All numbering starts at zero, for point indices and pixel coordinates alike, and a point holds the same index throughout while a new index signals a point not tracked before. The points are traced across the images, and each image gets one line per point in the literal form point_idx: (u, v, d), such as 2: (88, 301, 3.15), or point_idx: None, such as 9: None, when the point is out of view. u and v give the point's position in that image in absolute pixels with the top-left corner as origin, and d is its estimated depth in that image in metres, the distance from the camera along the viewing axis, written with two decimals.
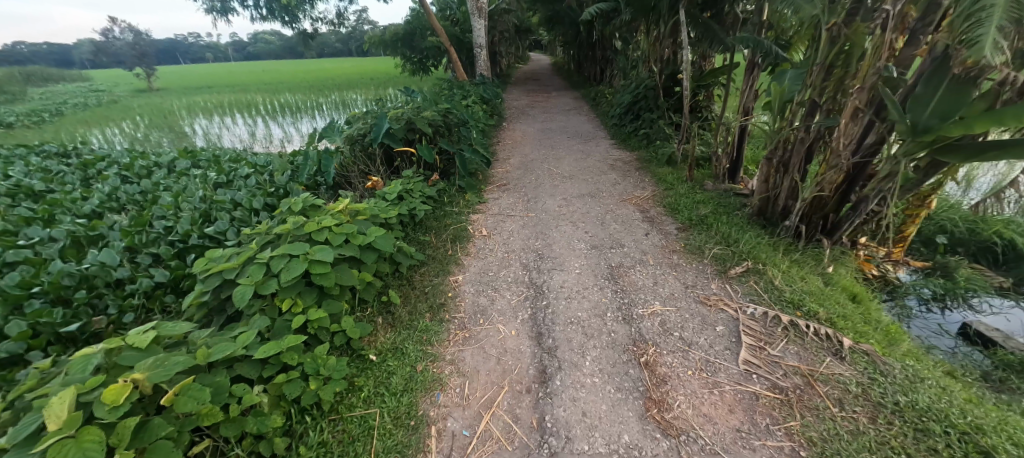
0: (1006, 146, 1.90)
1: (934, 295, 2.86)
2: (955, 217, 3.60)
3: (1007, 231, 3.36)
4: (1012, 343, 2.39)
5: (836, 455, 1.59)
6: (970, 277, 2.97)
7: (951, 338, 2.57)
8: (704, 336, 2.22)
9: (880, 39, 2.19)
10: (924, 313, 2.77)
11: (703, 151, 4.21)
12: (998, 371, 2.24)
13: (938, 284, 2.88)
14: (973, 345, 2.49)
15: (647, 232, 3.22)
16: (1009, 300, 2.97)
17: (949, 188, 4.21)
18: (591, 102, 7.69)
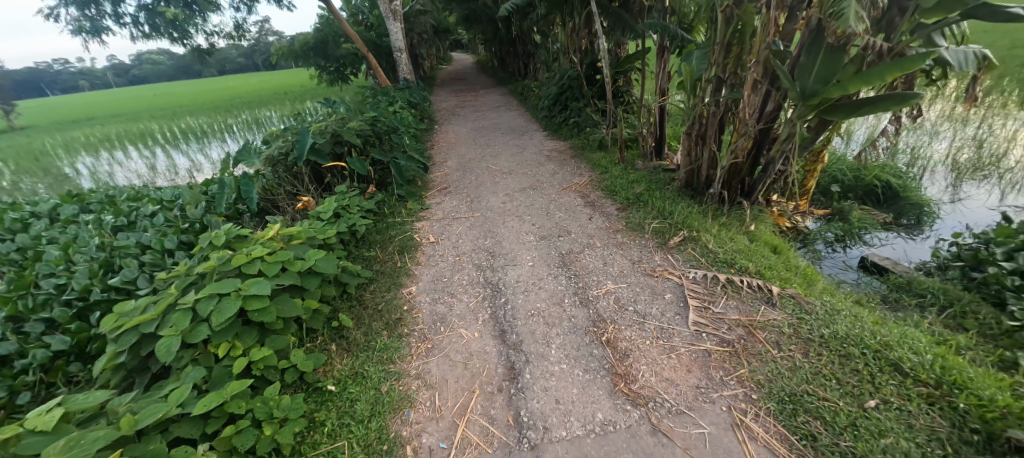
0: (877, 101, 2.20)
1: (837, 237, 3.26)
2: (843, 167, 4.07)
3: (883, 174, 3.88)
4: (896, 267, 2.73)
5: (781, 392, 1.77)
6: (861, 217, 3.41)
7: (854, 272, 2.89)
8: (655, 305, 2.34)
9: (766, 17, 2.44)
10: (831, 253, 3.15)
11: (629, 133, 4.45)
12: (891, 292, 2.55)
13: (838, 226, 3.31)
14: (871, 274, 2.82)
15: (591, 216, 3.34)
16: (892, 231, 3.46)
17: (837, 141, 4.82)
18: (519, 97, 7.82)
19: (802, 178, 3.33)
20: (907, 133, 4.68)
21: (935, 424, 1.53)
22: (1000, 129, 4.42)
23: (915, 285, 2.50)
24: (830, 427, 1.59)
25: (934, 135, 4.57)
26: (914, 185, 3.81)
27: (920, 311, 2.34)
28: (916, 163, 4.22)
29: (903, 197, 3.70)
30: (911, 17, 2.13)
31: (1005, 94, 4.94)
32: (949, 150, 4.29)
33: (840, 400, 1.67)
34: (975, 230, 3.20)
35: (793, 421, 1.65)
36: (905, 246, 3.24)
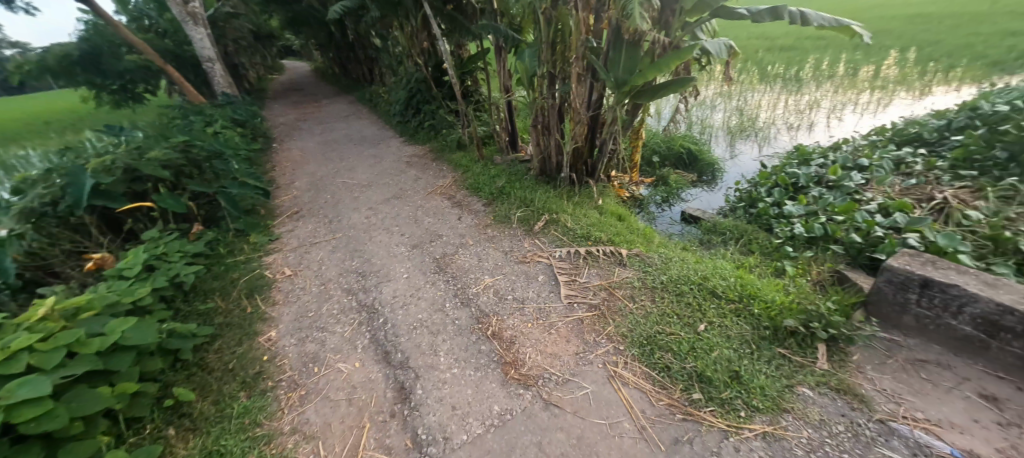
0: (668, 85, 2.70)
1: (661, 199, 3.90)
2: (658, 141, 4.85)
3: (685, 143, 4.72)
4: (704, 215, 3.37)
5: (641, 337, 2.06)
6: (677, 180, 4.16)
7: (679, 225, 3.42)
8: (531, 288, 2.48)
9: (577, 18, 2.72)
10: (661, 213, 3.69)
11: (484, 130, 4.61)
12: (704, 236, 3.07)
13: (661, 191, 3.98)
14: (689, 225, 3.37)
15: (460, 216, 3.35)
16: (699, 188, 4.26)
17: (650, 119, 5.82)
18: (369, 104, 7.40)
19: (629, 154, 3.91)
20: (695, 108, 5.87)
21: (743, 330, 1.98)
22: (749, 100, 5.90)
23: (717, 227, 3.04)
24: (677, 356, 1.92)
25: (712, 107, 5.87)
26: (705, 149, 4.70)
27: (723, 244, 2.88)
28: (704, 131, 5.29)
29: (699, 158, 4.53)
30: (678, 16, 2.62)
31: (748, 75, 6.62)
32: (723, 119, 5.52)
33: (681, 331, 2.03)
34: (746, 177, 4.16)
35: (652, 359, 1.94)
36: (706, 198, 4.03)
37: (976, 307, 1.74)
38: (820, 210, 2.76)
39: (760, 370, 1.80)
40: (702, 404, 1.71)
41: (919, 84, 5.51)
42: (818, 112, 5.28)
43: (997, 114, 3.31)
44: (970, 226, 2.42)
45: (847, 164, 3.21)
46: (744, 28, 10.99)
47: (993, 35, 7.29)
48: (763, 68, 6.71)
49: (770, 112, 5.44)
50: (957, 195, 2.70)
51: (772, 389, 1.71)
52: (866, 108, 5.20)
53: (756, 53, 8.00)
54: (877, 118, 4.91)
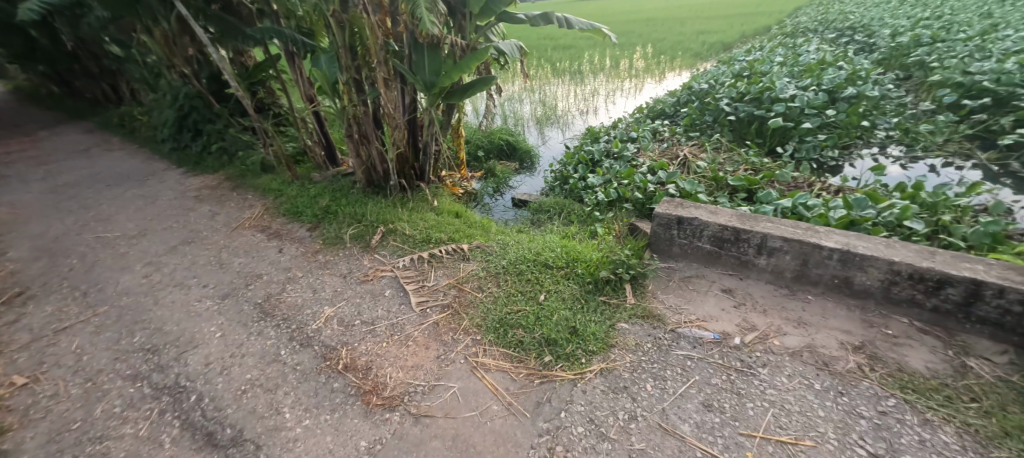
0: (474, 84, 2.87)
1: (493, 189, 4.09)
2: (480, 136, 4.82)
3: (506, 134, 4.86)
4: (530, 197, 3.74)
5: (493, 322, 2.17)
6: (503, 170, 4.36)
7: (512, 209, 3.71)
8: (379, 307, 2.35)
9: (371, 22, 2.57)
10: (496, 202, 3.91)
11: (293, 147, 4.13)
12: (534, 216, 3.40)
13: (491, 182, 4.15)
14: (520, 207, 3.69)
15: (280, 247, 2.91)
16: (522, 174, 4.53)
17: (466, 114, 5.96)
18: (121, 130, 5.68)
19: (454, 152, 4.04)
20: (505, 103, 6.15)
21: (573, 290, 2.30)
22: (548, 93, 6.61)
23: (543, 205, 3.43)
24: (527, 329, 2.09)
25: (517, 99, 6.36)
26: (522, 139, 4.94)
27: (549, 220, 3.26)
28: (518, 124, 5.60)
29: (517, 147, 4.74)
30: (469, 21, 2.79)
31: (543, 70, 7.58)
32: (531, 111, 5.98)
33: (526, 305, 2.22)
34: (558, 159, 4.59)
35: (506, 340, 2.06)
36: (530, 182, 4.37)
37: (709, 230, 2.39)
38: (613, 178, 3.39)
39: (590, 319, 2.12)
40: (554, 364, 1.91)
41: (657, 71, 7.29)
42: (599, 99, 6.44)
43: (702, 90, 4.83)
44: (701, 172, 3.30)
45: (623, 137, 4.04)
46: (534, 31, 12.55)
47: (688, 36, 10.25)
48: (553, 64, 7.80)
49: (566, 100, 6.35)
50: (690, 151, 3.70)
51: (601, 331, 2.04)
52: (629, 94, 6.64)
53: (546, 51, 9.24)
54: (635, 100, 6.41)
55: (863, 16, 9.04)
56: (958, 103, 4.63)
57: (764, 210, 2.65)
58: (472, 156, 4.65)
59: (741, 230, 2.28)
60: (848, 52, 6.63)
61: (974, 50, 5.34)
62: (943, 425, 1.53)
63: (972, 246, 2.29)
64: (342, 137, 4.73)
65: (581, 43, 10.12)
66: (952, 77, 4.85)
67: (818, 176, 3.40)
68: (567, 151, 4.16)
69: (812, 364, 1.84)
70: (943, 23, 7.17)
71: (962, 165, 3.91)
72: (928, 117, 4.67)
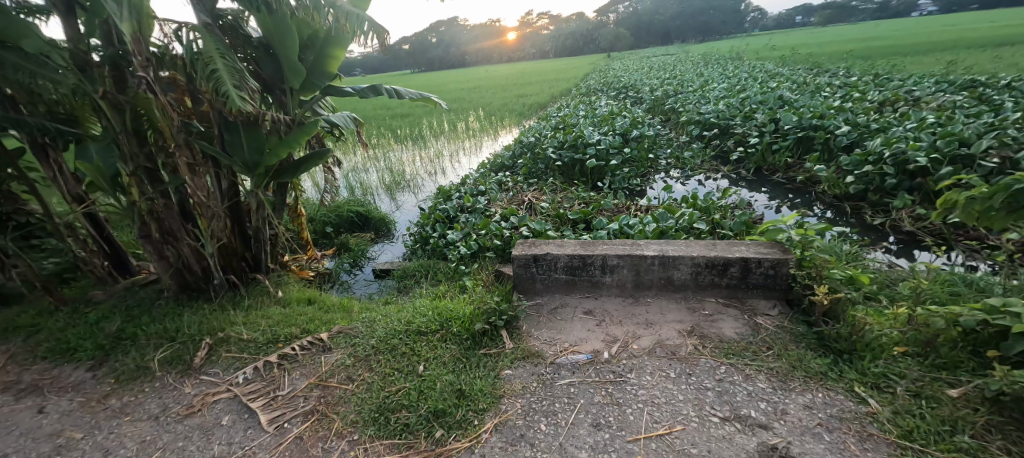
0: (308, 159, 2.67)
1: (351, 265, 3.79)
2: (325, 211, 4.54)
3: (354, 204, 4.67)
4: (393, 265, 3.57)
5: (373, 412, 1.89)
6: (357, 242, 4.11)
7: (374, 282, 3.48)
8: (215, 441, 1.80)
9: (160, 103, 2.19)
10: (355, 278, 3.61)
11: (55, 263, 3.09)
12: (400, 283, 3.26)
13: (347, 257, 3.84)
14: (383, 278, 3.49)
15: (39, 405, 2.05)
16: (381, 243, 4.35)
17: (304, 191, 5.49)
18: None
19: (297, 233, 3.63)
20: (349, 174, 5.92)
21: (454, 351, 2.22)
22: (394, 160, 6.66)
23: (407, 271, 3.34)
24: (411, 407, 1.88)
25: (362, 168, 6.19)
26: (373, 208, 4.74)
27: (416, 285, 3.15)
28: (367, 192, 5.40)
29: (370, 217, 4.53)
30: (291, 96, 2.68)
31: (385, 138, 7.66)
32: (378, 179, 5.87)
33: (406, 382, 2.03)
34: (415, 221, 4.59)
35: (389, 429, 1.79)
36: (391, 250, 4.18)
37: (561, 261, 2.66)
38: (470, 230, 3.52)
39: (475, 376, 2.06)
40: (447, 437, 1.73)
41: (493, 130, 8.16)
42: (444, 160, 6.78)
43: (531, 142, 5.57)
44: (546, 212, 3.71)
45: (474, 191, 4.30)
46: (371, 103, 12.74)
47: (512, 99, 11.89)
48: (394, 132, 7.97)
49: (414, 163, 6.50)
50: (533, 196, 4.15)
51: (488, 386, 2.00)
52: (471, 152, 7.19)
53: (386, 120, 9.44)
54: (478, 157, 6.98)
55: (630, 78, 12.04)
56: (701, 135, 6.45)
57: (600, 235, 3.11)
58: (319, 233, 4.26)
59: (586, 255, 2.61)
60: (627, 105, 8.65)
61: (698, 99, 7.60)
62: (757, 375, 1.94)
63: (736, 233, 3.05)
64: (135, 239, 3.77)
65: (419, 111, 10.67)
66: (693, 117, 6.76)
67: (631, 201, 4.19)
68: (423, 212, 4.19)
69: (665, 357, 2.15)
70: (677, 82, 10.09)
71: (717, 178, 5.37)
72: (687, 146, 6.32)
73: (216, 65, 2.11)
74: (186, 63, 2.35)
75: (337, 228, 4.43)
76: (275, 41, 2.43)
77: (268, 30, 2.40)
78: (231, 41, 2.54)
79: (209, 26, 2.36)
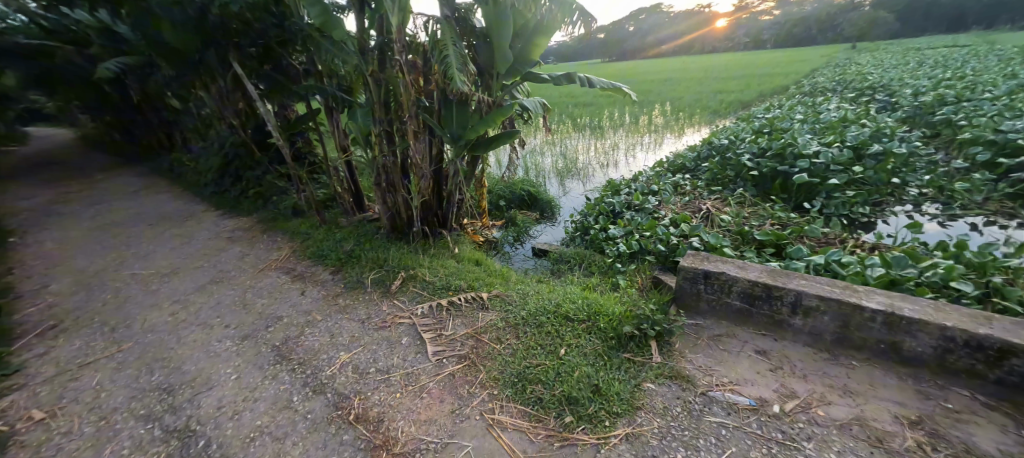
0: (499, 137, 2.96)
1: (514, 238, 4.12)
2: (502, 186, 5.02)
3: (526, 184, 5.04)
4: (551, 247, 3.73)
5: (512, 376, 2.04)
6: (523, 219, 4.43)
7: (531, 259, 3.70)
8: (395, 354, 2.25)
9: (405, 80, 2.76)
10: (515, 251, 3.92)
11: (325, 193, 4.31)
12: (553, 266, 3.40)
13: (512, 231, 4.20)
14: (540, 257, 3.69)
15: (302, 290, 2.92)
16: (543, 224, 4.59)
17: (489, 165, 6.19)
18: (168, 174, 6.02)
19: (477, 201, 4.12)
20: (528, 156, 6.40)
21: (595, 345, 2.19)
22: (570, 147, 6.92)
23: (562, 255, 3.45)
24: (547, 385, 1.96)
25: (541, 152, 6.68)
26: (543, 190, 5.03)
27: (569, 271, 3.22)
28: (540, 175, 5.75)
29: (539, 198, 4.83)
30: (496, 80, 3.00)
31: (564, 126, 7.94)
32: (552, 163, 6.16)
33: (546, 359, 2.11)
34: (579, 209, 4.67)
35: (524, 396, 1.91)
36: (551, 232, 4.37)
37: (739, 285, 2.30)
38: (634, 230, 3.38)
39: (613, 377, 2.00)
40: (576, 425, 1.74)
41: (676, 127, 7.54)
42: (619, 153, 6.65)
43: (723, 146, 4.90)
44: (726, 226, 3.27)
45: (644, 190, 4.08)
46: (556, 90, 13.36)
47: (707, 95, 10.66)
48: (574, 120, 8.17)
49: (587, 154, 6.58)
50: (713, 205, 3.69)
51: (625, 392, 1.91)
52: (648, 148, 6.82)
53: (568, 107, 9.77)
54: (655, 154, 6.58)
55: (881, 77, 9.22)
56: (993, 162, 4.49)
57: (796, 266, 2.56)
58: (493, 205, 4.78)
59: (773, 286, 2.19)
60: (869, 110, 6.71)
61: (1001, 110, 5.31)
62: None
63: None
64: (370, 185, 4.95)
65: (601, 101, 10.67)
66: (983, 136, 4.79)
67: (849, 232, 3.34)
68: (589, 202, 4.23)
69: (865, 440, 1.64)
70: (963, 83, 7.23)
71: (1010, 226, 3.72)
72: (963, 174, 4.52)
73: (449, 50, 2.51)
74: (426, 48, 2.89)
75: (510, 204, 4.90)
76: (494, 30, 2.73)
77: (491, 21, 2.71)
78: (461, 31, 2.97)
79: (448, 18, 2.79)
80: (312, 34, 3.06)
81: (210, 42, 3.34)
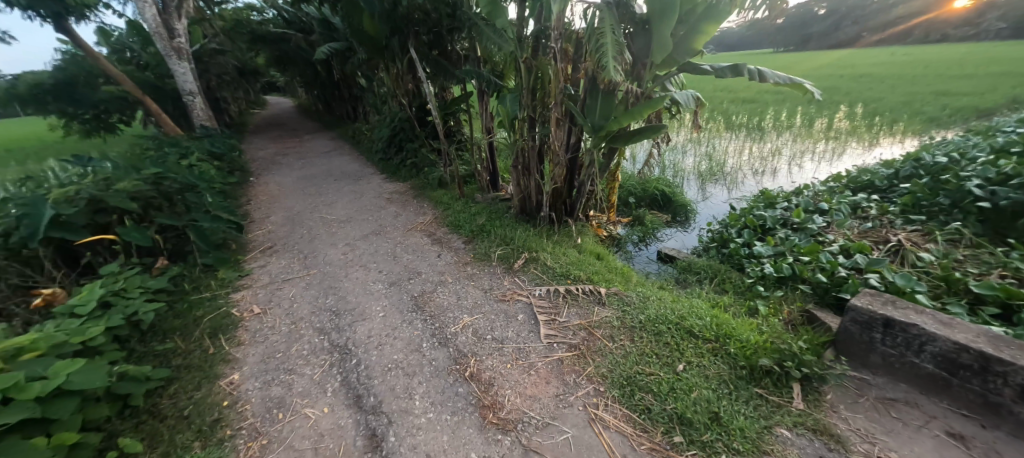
0: (643, 131, 2.83)
1: (639, 238, 3.97)
2: (633, 183, 4.84)
3: (660, 184, 4.76)
4: (680, 254, 3.47)
5: (621, 378, 1.99)
6: (652, 219, 4.21)
7: (655, 263, 3.51)
8: (511, 328, 2.40)
9: (555, 68, 2.87)
10: (638, 252, 3.78)
11: (466, 169, 4.74)
12: (680, 275, 3.18)
13: (638, 230, 4.03)
14: (666, 263, 3.47)
15: (439, 253, 3.30)
16: (673, 228, 4.30)
17: (624, 160, 5.99)
18: (351, 140, 7.41)
19: (607, 195, 4.04)
20: (667, 153, 6.19)
21: (721, 370, 1.98)
22: (718, 148, 6.29)
23: (692, 265, 3.19)
24: (658, 396, 1.85)
25: (683, 152, 6.23)
26: (679, 192, 4.74)
27: (699, 284, 2.97)
28: (677, 175, 5.48)
29: (673, 200, 4.56)
30: (649, 70, 2.86)
31: (715, 125, 7.17)
32: (693, 164, 5.80)
33: (661, 371, 1.99)
34: (719, 218, 4.22)
35: (631, 401, 1.85)
36: (681, 238, 4.07)
37: (934, 344, 1.81)
38: (787, 251, 2.93)
39: (738, 411, 1.76)
40: (684, 447, 1.62)
41: (866, 135, 6.08)
42: (781, 160, 5.74)
43: (937, 165, 3.76)
44: (922, 267, 2.60)
45: (809, 208, 3.46)
46: (709, 82, 12.01)
47: (927, 93, 8.21)
48: (728, 119, 7.30)
49: (738, 158, 5.83)
50: (910, 238, 2.93)
51: (751, 431, 1.67)
52: (820, 158, 5.70)
53: (722, 104, 8.72)
54: (830, 166, 5.46)
55: None
56: None
57: None
58: (622, 201, 4.69)
59: (994, 357, 1.66)
60: None
61: None
62: None
63: None
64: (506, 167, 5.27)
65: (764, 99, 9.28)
66: None
67: None
68: (733, 212, 3.79)
69: None
70: None
71: None
72: None
73: (606, 38, 2.46)
74: (580, 36, 2.89)
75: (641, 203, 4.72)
76: (656, 17, 2.59)
77: (654, 7, 2.57)
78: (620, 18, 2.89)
79: (609, 5, 2.74)
80: (477, 23, 3.35)
81: (396, 30, 3.93)
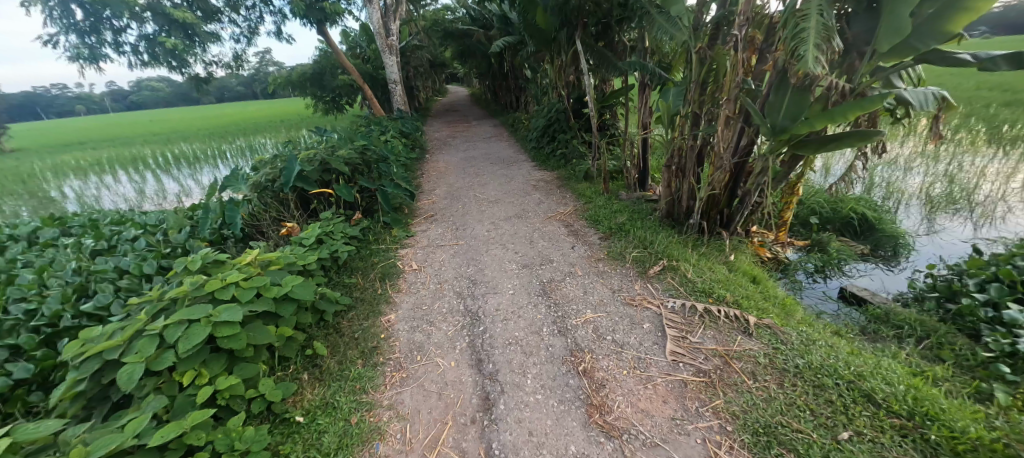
0: (844, 137, 2.28)
1: (816, 268, 3.25)
2: (819, 201, 3.98)
3: (859, 207, 3.79)
4: (874, 298, 2.72)
5: (756, 424, 1.70)
6: (840, 248, 3.39)
7: (834, 303, 2.84)
8: (634, 334, 2.30)
9: (735, 59, 2.57)
10: (811, 284, 3.12)
11: (614, 165, 4.62)
12: (871, 324, 2.51)
13: (817, 258, 3.29)
14: (850, 306, 2.77)
15: (573, 245, 3.35)
16: (870, 263, 3.39)
17: (811, 171, 4.94)
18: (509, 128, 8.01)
19: (780, 210, 3.39)
20: (881, 168, 4.86)
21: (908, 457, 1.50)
22: (970, 166, 4.61)
23: (893, 316, 2.46)
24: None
25: (907, 170, 4.78)
26: (889, 219, 3.71)
27: (899, 343, 2.29)
28: (892, 197, 4.27)
29: (880, 227, 3.60)
30: (870, 61, 2.26)
31: (971, 135, 5.24)
32: (922, 184, 4.43)
33: (814, 431, 1.63)
34: (951, 261, 3.11)
35: (766, 454, 1.58)
36: (882, 278, 3.17)
37: None
38: None
39: None
40: None
41: None
42: None
43: None
44: None
45: None
46: (969, 75, 8.74)
47: None
48: (998, 128, 5.23)
49: (1000, 184, 4.17)
50: None
51: None
52: None
53: (984, 107, 6.29)
54: None
55: None
56: None
57: None
58: (800, 220, 3.90)
59: None
60: None
61: None
62: None
63: None
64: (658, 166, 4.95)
65: None
66: None
67: None
68: (981, 257, 2.73)
69: None
70: None
71: None
72: None
73: (809, 22, 2.04)
74: (775, 20, 2.48)
75: (827, 225, 3.85)
76: None
77: None
78: None
79: None
80: (649, 11, 3.19)
81: (565, 23, 4.07)
